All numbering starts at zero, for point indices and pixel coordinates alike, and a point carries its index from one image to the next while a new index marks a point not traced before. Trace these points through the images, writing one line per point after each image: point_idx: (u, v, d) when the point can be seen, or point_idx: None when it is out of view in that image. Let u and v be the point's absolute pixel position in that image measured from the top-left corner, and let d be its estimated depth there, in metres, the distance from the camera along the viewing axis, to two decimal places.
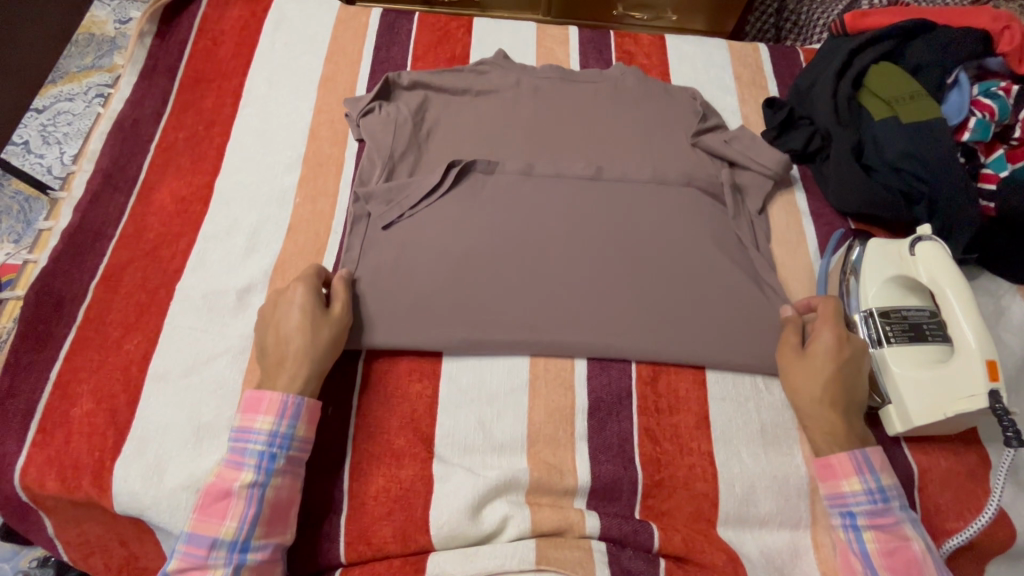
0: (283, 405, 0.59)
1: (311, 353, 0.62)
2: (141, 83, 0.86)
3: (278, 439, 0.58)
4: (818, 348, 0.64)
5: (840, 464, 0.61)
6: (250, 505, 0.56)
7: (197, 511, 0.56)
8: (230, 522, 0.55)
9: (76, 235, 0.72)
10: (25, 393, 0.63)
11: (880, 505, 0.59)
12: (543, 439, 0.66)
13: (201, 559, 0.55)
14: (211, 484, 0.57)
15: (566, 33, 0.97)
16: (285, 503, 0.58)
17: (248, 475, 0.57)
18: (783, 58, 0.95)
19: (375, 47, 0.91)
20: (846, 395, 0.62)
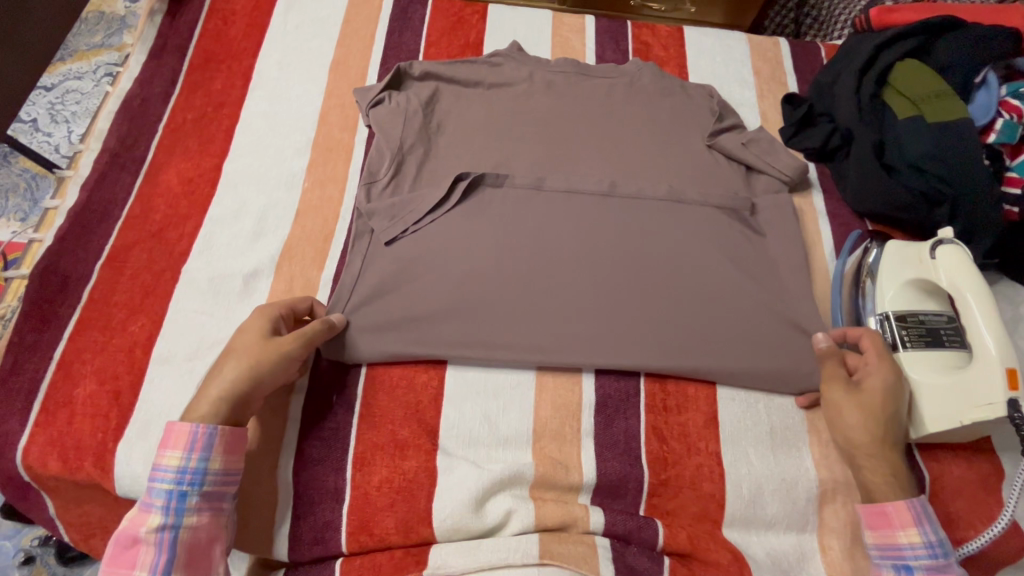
0: (192, 438, 0.54)
1: (240, 384, 0.57)
2: (151, 62, 0.84)
3: (187, 476, 0.53)
4: (870, 384, 0.61)
5: (898, 512, 0.57)
6: (162, 551, 0.51)
7: (107, 561, 0.52)
8: (140, 571, 0.51)
9: (82, 215, 0.72)
10: (29, 372, 0.63)
11: (940, 559, 0.56)
12: (549, 434, 0.65)
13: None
14: (120, 530, 0.52)
15: (583, 22, 0.95)
16: (206, 542, 0.53)
17: (155, 518, 0.52)
18: (804, 54, 0.93)
19: (388, 32, 0.90)
20: (898, 435, 0.60)
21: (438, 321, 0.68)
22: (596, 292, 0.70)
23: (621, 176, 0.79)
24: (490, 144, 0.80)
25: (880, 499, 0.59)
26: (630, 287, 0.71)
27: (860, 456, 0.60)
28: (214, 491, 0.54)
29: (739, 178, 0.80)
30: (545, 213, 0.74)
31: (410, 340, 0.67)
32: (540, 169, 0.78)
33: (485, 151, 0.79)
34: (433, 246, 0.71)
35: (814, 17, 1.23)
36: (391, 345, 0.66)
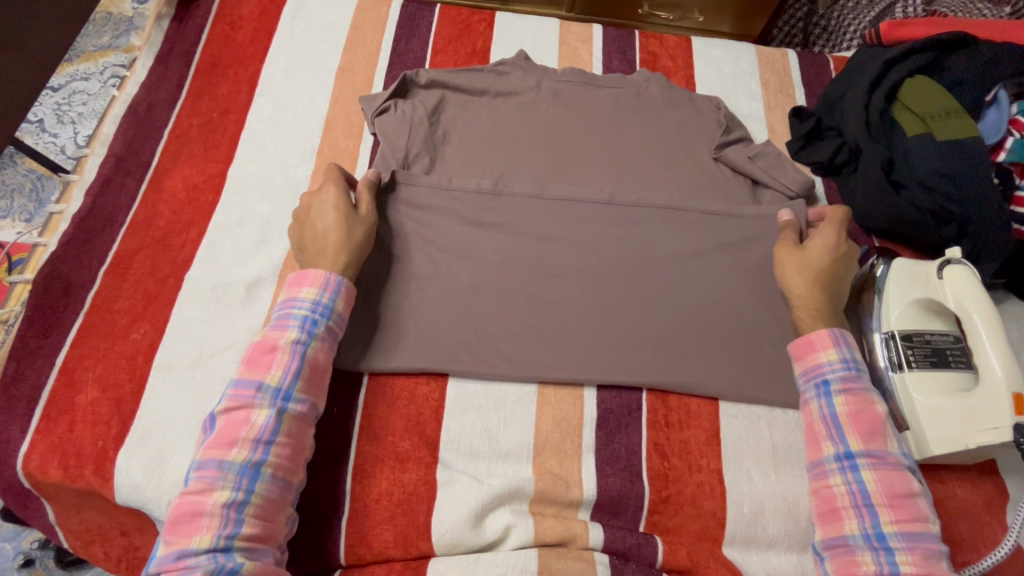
0: (327, 279, 0.63)
1: (352, 245, 0.66)
2: (157, 66, 0.84)
3: (320, 308, 0.62)
4: (814, 244, 0.68)
5: (819, 338, 0.63)
6: (294, 359, 0.59)
7: (245, 362, 0.59)
8: (275, 372, 0.58)
9: (86, 221, 0.71)
10: (31, 378, 0.63)
11: (853, 371, 0.62)
12: (550, 448, 0.65)
13: (249, 399, 0.56)
14: (258, 342, 0.60)
15: (590, 31, 0.94)
16: (322, 368, 0.61)
17: (292, 333, 0.60)
18: (813, 67, 0.93)
19: (394, 39, 0.89)
20: (833, 286, 0.67)
21: (440, 333, 0.68)
22: (598, 306, 0.70)
23: (625, 188, 0.79)
24: (496, 154, 0.80)
25: (809, 332, 0.65)
26: (633, 301, 0.70)
27: (798, 303, 0.67)
28: (335, 328, 0.63)
29: (745, 192, 0.79)
30: (549, 225, 0.74)
31: (412, 351, 0.67)
32: (544, 180, 0.78)
33: (491, 161, 0.79)
34: (437, 255, 0.71)
35: (824, 27, 1.19)
36: (394, 354, 0.66)
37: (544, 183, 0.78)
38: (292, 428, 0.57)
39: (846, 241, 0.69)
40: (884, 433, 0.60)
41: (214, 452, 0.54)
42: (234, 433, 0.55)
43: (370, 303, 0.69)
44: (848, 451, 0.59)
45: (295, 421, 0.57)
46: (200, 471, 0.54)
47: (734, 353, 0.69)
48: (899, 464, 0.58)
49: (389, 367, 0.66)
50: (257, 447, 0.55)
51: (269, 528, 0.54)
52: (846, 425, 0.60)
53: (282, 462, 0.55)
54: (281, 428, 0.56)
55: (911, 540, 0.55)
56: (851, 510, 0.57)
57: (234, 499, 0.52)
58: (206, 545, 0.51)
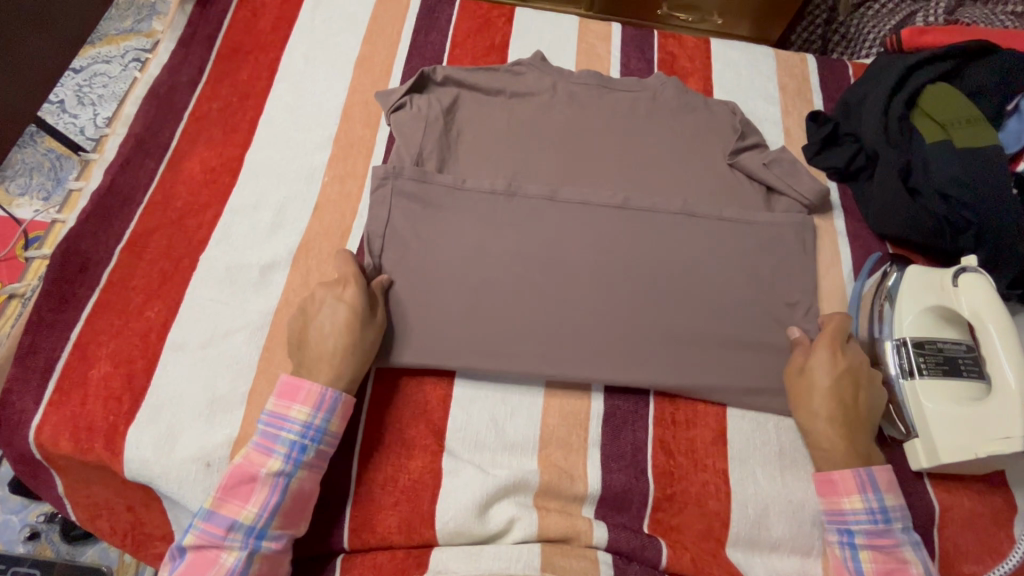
0: (320, 398, 0.59)
1: (350, 352, 0.61)
2: (179, 49, 0.85)
3: (310, 432, 0.58)
4: (815, 364, 0.64)
5: (842, 480, 0.60)
6: (274, 494, 0.56)
7: (222, 490, 0.56)
8: (252, 507, 0.56)
9: (105, 199, 0.72)
10: (45, 351, 0.63)
11: (880, 525, 0.58)
12: (556, 442, 0.65)
13: (219, 538, 0.55)
14: (239, 466, 0.57)
15: (610, 29, 0.94)
16: (307, 497, 0.58)
17: (276, 463, 0.57)
18: (831, 71, 0.92)
19: (414, 31, 0.90)
20: (849, 409, 0.62)
21: (449, 325, 0.68)
22: (609, 303, 0.70)
23: (639, 188, 0.79)
24: (511, 150, 0.80)
25: (827, 468, 0.61)
26: (644, 300, 0.71)
27: (810, 438, 0.62)
28: (326, 452, 0.60)
29: (759, 197, 0.80)
30: (562, 221, 0.75)
31: (421, 340, 0.67)
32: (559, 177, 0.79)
33: (506, 157, 0.80)
34: (450, 248, 0.72)
35: (843, 34, 1.18)
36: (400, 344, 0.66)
37: (558, 179, 0.78)
38: (264, 567, 0.56)
39: (847, 356, 0.64)
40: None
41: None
42: (201, 573, 0.54)
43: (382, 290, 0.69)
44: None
45: (268, 560, 0.56)
46: None
47: (743, 355, 0.69)
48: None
49: (399, 354, 0.66)
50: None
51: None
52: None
53: None
54: (252, 569, 0.55)
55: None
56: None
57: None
58: None
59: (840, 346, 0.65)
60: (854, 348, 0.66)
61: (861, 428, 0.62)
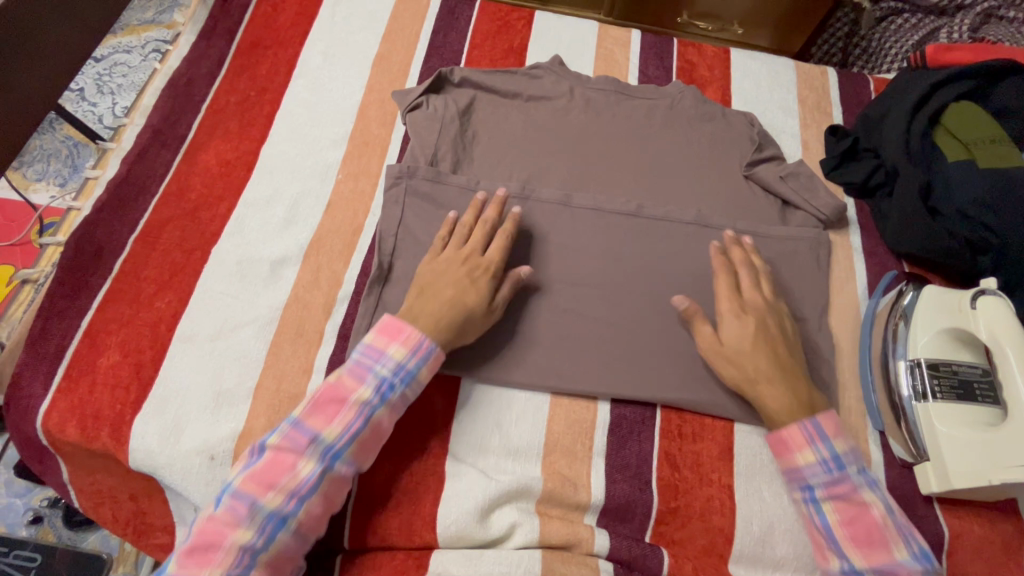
0: (418, 344, 0.60)
1: (462, 309, 0.62)
2: (199, 42, 0.85)
3: (400, 372, 0.59)
4: (728, 334, 0.64)
5: (792, 436, 0.60)
6: (358, 419, 0.56)
7: (309, 404, 0.57)
8: (335, 427, 0.56)
9: (121, 188, 0.73)
10: (56, 337, 0.64)
11: (836, 473, 0.58)
12: (560, 450, 0.64)
13: (302, 447, 0.55)
14: (330, 386, 0.58)
15: (629, 35, 0.94)
16: (380, 433, 0.58)
17: (365, 393, 0.57)
18: (851, 86, 0.91)
19: (433, 31, 0.90)
20: (775, 364, 0.62)
21: None
22: (618, 312, 0.70)
23: (652, 197, 0.79)
24: (525, 155, 0.80)
25: (778, 426, 0.61)
26: (653, 310, 0.70)
27: (755, 402, 0.62)
28: (410, 396, 0.60)
29: (774, 210, 0.79)
30: (573, 228, 0.75)
31: None
32: (572, 184, 0.79)
33: (520, 162, 0.79)
34: None
35: (864, 48, 1.17)
36: None
37: (572, 186, 0.78)
38: (333, 488, 0.55)
39: (751, 309, 0.65)
40: (889, 540, 0.56)
41: (251, 487, 0.53)
42: (275, 477, 0.53)
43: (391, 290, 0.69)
44: (851, 565, 0.56)
45: (336, 481, 0.56)
46: (233, 501, 0.52)
47: None
48: (898, 561, 0.55)
49: None
50: (292, 499, 0.53)
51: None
52: (841, 538, 0.57)
53: (309, 520, 0.54)
54: (322, 486, 0.54)
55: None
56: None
57: (253, 544, 0.51)
58: None
59: (737, 301, 0.66)
60: (753, 300, 0.66)
61: (789, 371, 0.62)
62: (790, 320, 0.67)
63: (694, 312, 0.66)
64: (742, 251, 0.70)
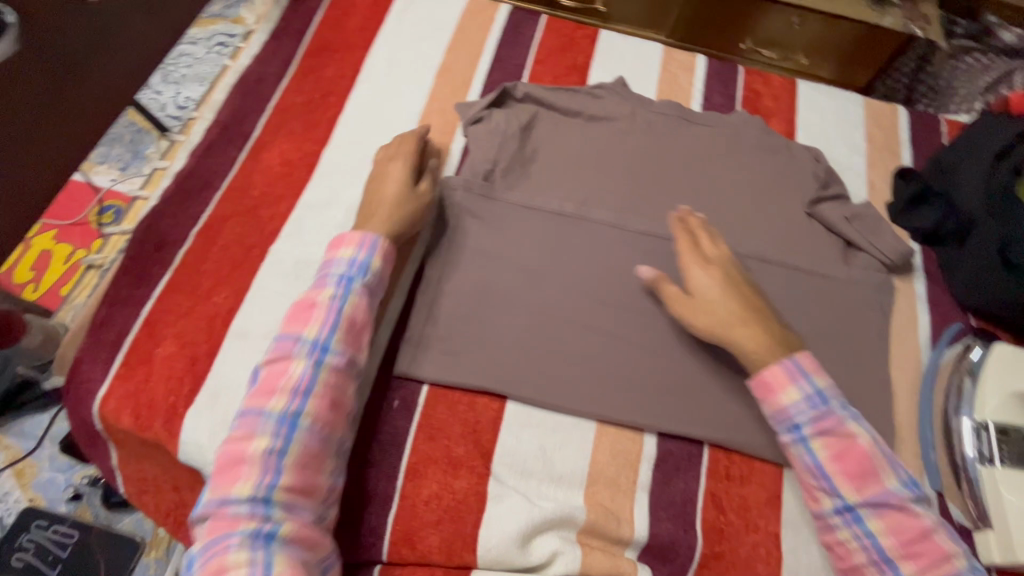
0: (362, 239, 0.63)
1: (403, 213, 0.67)
2: (270, 42, 0.87)
3: (356, 266, 0.61)
4: (693, 288, 0.64)
5: (774, 377, 0.59)
6: (332, 313, 0.58)
7: (287, 318, 0.59)
8: (313, 326, 0.57)
9: (187, 181, 0.74)
10: (117, 325, 0.65)
11: (821, 409, 0.58)
12: (603, 480, 0.63)
13: (288, 351, 0.56)
14: (298, 301, 0.60)
15: (694, 59, 0.92)
16: (361, 324, 0.60)
17: (329, 291, 0.59)
18: (922, 127, 0.89)
19: (498, 44, 0.90)
20: (725, 305, 0.62)
21: (508, 347, 0.68)
22: (672, 344, 0.69)
23: (711, 228, 0.78)
24: (584, 176, 0.79)
25: (760, 368, 0.60)
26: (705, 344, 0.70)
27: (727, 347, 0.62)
28: (373, 287, 0.62)
29: (835, 251, 0.77)
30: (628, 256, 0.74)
31: (478, 359, 0.67)
32: (629, 210, 0.78)
33: (578, 183, 0.79)
34: (515, 270, 0.72)
35: (930, 86, 1.17)
36: (460, 360, 0.67)
37: (629, 211, 0.78)
38: (330, 379, 0.56)
39: (715, 261, 0.65)
40: (877, 469, 0.56)
41: (255, 401, 0.55)
42: (274, 383, 0.55)
43: (446, 304, 0.70)
44: (843, 503, 0.56)
45: (334, 373, 0.56)
46: (244, 418, 0.54)
47: None
48: (885, 485, 0.56)
49: (455, 370, 0.66)
50: (295, 397, 0.54)
51: (309, 480, 0.53)
52: (834, 475, 0.56)
53: (321, 415, 0.54)
54: (320, 379, 0.55)
55: (925, 561, 0.53)
56: (862, 559, 0.55)
57: (273, 447, 0.52)
58: (248, 493, 0.50)
59: (702, 256, 0.66)
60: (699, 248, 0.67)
61: (751, 309, 0.62)
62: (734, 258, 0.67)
63: (661, 279, 0.66)
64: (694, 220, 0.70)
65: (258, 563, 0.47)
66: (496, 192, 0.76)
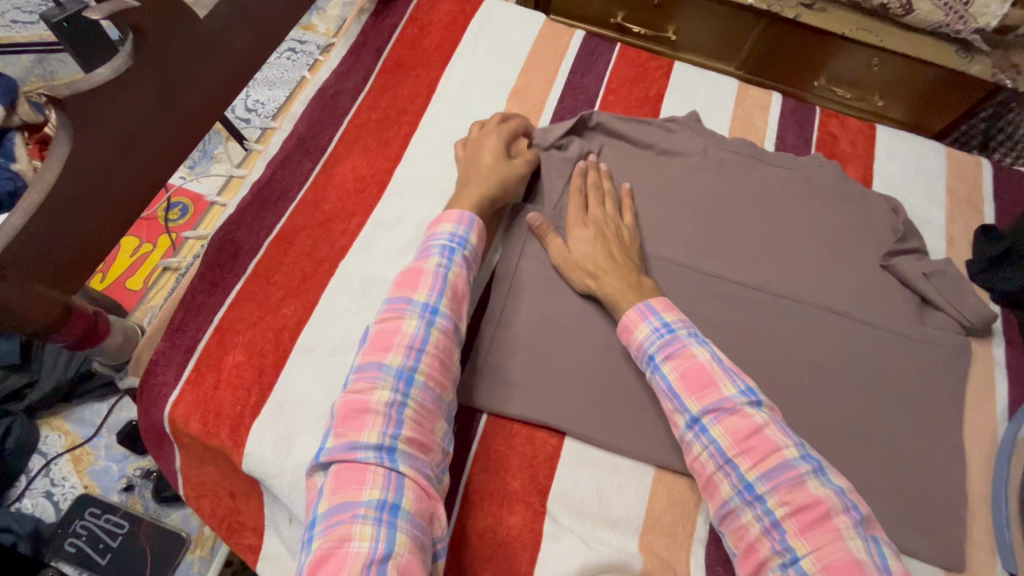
0: (461, 213, 0.68)
1: (496, 186, 0.73)
2: (349, 57, 0.89)
3: (456, 239, 0.66)
4: (574, 241, 0.72)
5: (629, 317, 0.65)
6: (438, 279, 0.62)
7: (395, 284, 0.63)
8: (423, 290, 0.61)
9: (263, 191, 0.76)
10: (191, 330, 0.67)
11: (667, 337, 0.62)
12: (660, 529, 0.62)
13: (400, 311, 0.60)
14: (405, 268, 0.64)
15: (769, 97, 0.91)
16: (461, 293, 0.64)
17: (435, 259, 0.64)
18: (1006, 183, 0.86)
19: (571, 70, 0.90)
20: (608, 257, 0.70)
21: (570, 383, 0.67)
22: None
23: (781, 274, 0.76)
24: (653, 212, 0.79)
25: (621, 314, 0.67)
26: (770, 396, 0.68)
27: (613, 306, 0.68)
28: (470, 260, 0.67)
29: (910, 308, 0.74)
30: (695, 298, 0.73)
31: (540, 392, 0.67)
32: (698, 249, 0.77)
33: (647, 218, 0.78)
34: (581, 304, 0.72)
35: (1009, 133, 1.12)
36: (521, 393, 0.67)
37: (698, 251, 0.77)
38: (440, 340, 0.60)
39: (592, 220, 0.73)
40: (716, 381, 0.59)
41: (372, 356, 0.58)
42: (389, 340, 0.58)
43: (509, 332, 0.70)
44: (691, 416, 0.59)
45: (442, 336, 0.60)
46: (361, 373, 0.57)
47: (872, 478, 0.65)
48: (742, 411, 0.57)
49: (516, 402, 0.66)
50: (410, 354, 0.57)
51: (426, 436, 0.55)
52: (680, 392, 0.60)
53: (432, 374, 0.58)
54: (431, 339, 0.59)
55: (776, 481, 0.54)
56: (716, 474, 0.57)
57: (394, 400, 0.55)
58: (375, 439, 0.52)
59: (582, 215, 0.74)
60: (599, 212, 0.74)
61: (628, 266, 0.69)
62: (632, 225, 0.75)
63: (545, 228, 0.74)
64: (595, 174, 0.78)
65: (381, 539, 0.47)
66: (565, 223, 0.76)
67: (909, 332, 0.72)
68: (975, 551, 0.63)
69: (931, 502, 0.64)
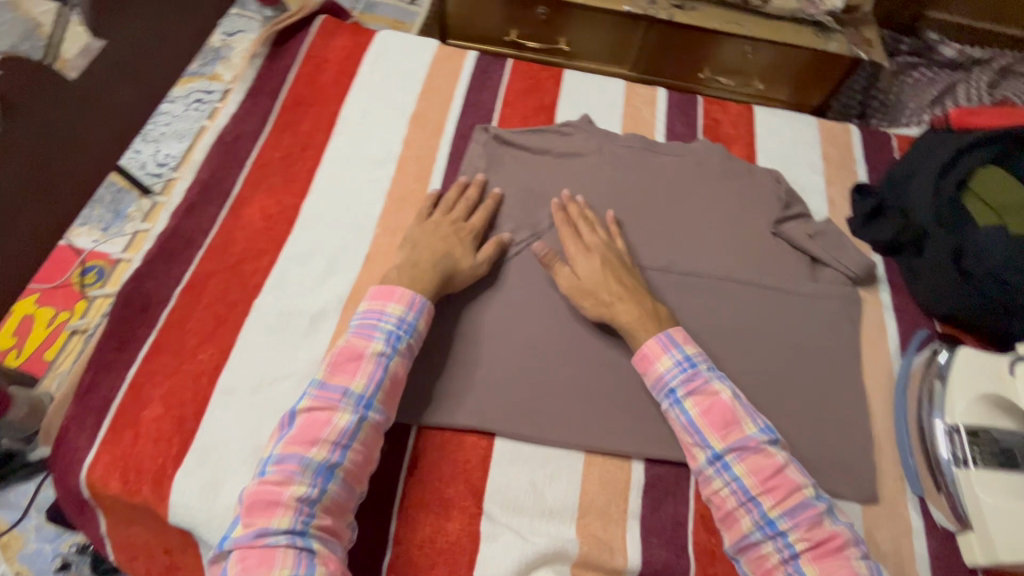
0: (412, 299, 0.66)
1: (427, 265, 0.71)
2: (247, 100, 0.91)
3: (404, 326, 0.65)
4: (583, 267, 0.72)
5: (650, 348, 0.66)
6: (379, 370, 0.62)
7: (331, 365, 0.62)
8: (360, 379, 0.61)
9: (170, 241, 0.76)
10: (104, 390, 0.66)
11: (689, 371, 0.64)
12: (595, 511, 0.64)
13: (334, 402, 0.59)
14: (346, 347, 0.63)
15: (655, 93, 0.97)
16: (399, 383, 0.64)
17: (379, 345, 0.63)
18: (875, 144, 0.94)
19: (467, 89, 0.94)
20: (625, 285, 0.71)
21: (495, 385, 0.69)
22: None
23: (683, 253, 0.80)
24: None
25: (641, 344, 0.67)
26: None
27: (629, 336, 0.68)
28: (414, 346, 0.66)
29: (803, 267, 0.80)
30: None
31: (466, 399, 0.68)
32: None
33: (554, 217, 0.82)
34: (498, 309, 0.74)
35: (881, 103, 1.29)
36: (447, 401, 0.68)
37: None
38: (369, 436, 0.60)
39: (593, 245, 0.74)
40: (739, 420, 0.62)
41: (296, 447, 0.57)
42: (317, 433, 0.58)
43: (432, 343, 0.71)
44: (713, 453, 0.61)
45: (371, 430, 0.60)
46: (281, 464, 0.56)
47: (785, 431, 0.69)
48: (765, 450, 0.60)
49: (443, 412, 0.67)
50: (337, 449, 0.57)
51: (338, 522, 0.56)
52: (703, 428, 0.62)
53: (353, 468, 0.58)
54: (360, 434, 0.59)
55: (797, 518, 0.57)
56: (737, 508, 0.59)
57: (310, 496, 0.55)
58: (286, 525, 0.53)
59: (581, 242, 0.75)
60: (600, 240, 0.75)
61: (641, 295, 0.70)
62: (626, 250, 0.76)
63: (551, 257, 0.74)
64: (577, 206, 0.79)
65: None
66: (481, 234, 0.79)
67: (803, 291, 0.77)
68: (887, 483, 0.68)
69: (841, 444, 0.69)
